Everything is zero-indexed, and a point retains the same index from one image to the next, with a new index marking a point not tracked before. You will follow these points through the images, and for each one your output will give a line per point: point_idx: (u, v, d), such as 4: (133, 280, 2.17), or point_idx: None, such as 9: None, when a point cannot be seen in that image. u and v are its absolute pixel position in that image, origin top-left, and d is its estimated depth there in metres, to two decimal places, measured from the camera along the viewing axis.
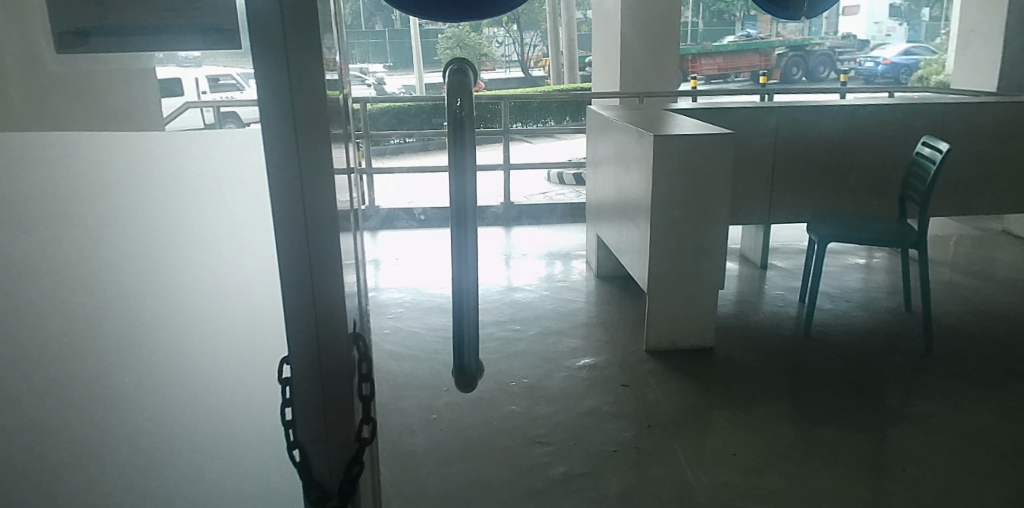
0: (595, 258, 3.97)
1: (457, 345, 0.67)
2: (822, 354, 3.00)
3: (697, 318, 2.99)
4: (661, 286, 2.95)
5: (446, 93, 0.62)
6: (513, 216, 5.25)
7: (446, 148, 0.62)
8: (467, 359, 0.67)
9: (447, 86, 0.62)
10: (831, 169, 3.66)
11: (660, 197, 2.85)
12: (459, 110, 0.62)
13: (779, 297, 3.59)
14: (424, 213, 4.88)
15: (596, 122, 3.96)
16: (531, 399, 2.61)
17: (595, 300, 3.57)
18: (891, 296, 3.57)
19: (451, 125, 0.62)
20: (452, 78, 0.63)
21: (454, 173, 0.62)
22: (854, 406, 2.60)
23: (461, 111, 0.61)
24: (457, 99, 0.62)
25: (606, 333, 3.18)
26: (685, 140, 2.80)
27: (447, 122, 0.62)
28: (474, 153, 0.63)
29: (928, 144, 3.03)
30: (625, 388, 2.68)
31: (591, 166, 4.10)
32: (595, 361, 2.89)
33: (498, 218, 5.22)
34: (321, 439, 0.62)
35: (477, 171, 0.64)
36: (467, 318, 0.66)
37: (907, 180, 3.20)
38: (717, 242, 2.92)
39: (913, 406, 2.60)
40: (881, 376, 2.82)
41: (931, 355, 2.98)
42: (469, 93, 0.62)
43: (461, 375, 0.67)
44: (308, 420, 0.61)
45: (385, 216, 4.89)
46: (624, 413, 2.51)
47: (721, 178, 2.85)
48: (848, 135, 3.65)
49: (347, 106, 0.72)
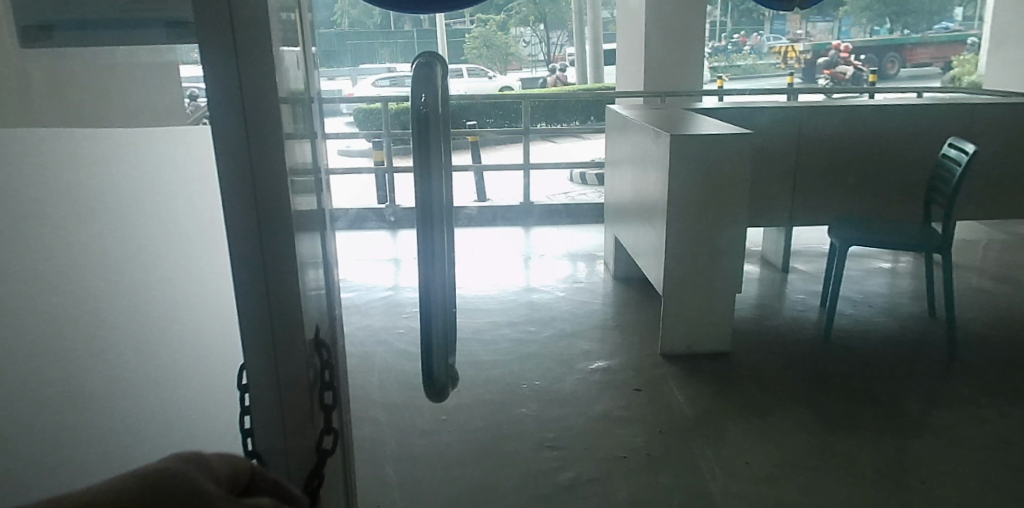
0: (612, 259, 3.92)
1: (425, 352, 0.64)
2: (843, 361, 2.93)
3: (714, 321, 2.93)
4: (677, 289, 2.89)
5: (411, 86, 0.60)
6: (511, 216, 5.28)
7: (411, 151, 0.60)
8: (435, 368, 0.65)
9: (413, 81, 0.60)
10: (856, 169, 3.57)
11: (677, 198, 2.79)
12: (423, 106, 0.60)
13: (800, 301, 3.51)
14: (394, 213, 4.84)
15: (616, 122, 3.91)
16: (542, 402, 2.58)
17: (611, 302, 3.53)
18: (916, 302, 3.47)
19: (414, 121, 0.60)
20: (419, 73, 0.61)
21: (420, 172, 0.61)
22: (873, 415, 2.52)
23: (425, 106, 0.59)
24: (422, 95, 0.60)
25: (621, 336, 3.13)
26: (705, 141, 2.74)
27: (412, 122, 0.60)
28: (437, 153, 0.61)
29: (954, 146, 2.93)
30: (638, 392, 2.63)
31: (609, 166, 4.05)
32: (608, 364, 2.84)
33: (470, 220, 5.18)
34: (281, 449, 0.60)
35: (444, 174, 0.63)
36: (436, 324, 0.63)
37: (933, 182, 3.09)
38: (737, 244, 2.85)
39: (938, 416, 2.52)
40: (903, 385, 2.73)
41: (958, 363, 2.88)
42: (436, 90, 0.60)
43: (428, 384, 0.65)
44: (268, 429, 0.59)
45: (354, 217, 4.89)
46: (636, 418, 2.46)
47: (741, 179, 2.78)
48: (875, 135, 3.56)
49: (312, 106, 0.70)
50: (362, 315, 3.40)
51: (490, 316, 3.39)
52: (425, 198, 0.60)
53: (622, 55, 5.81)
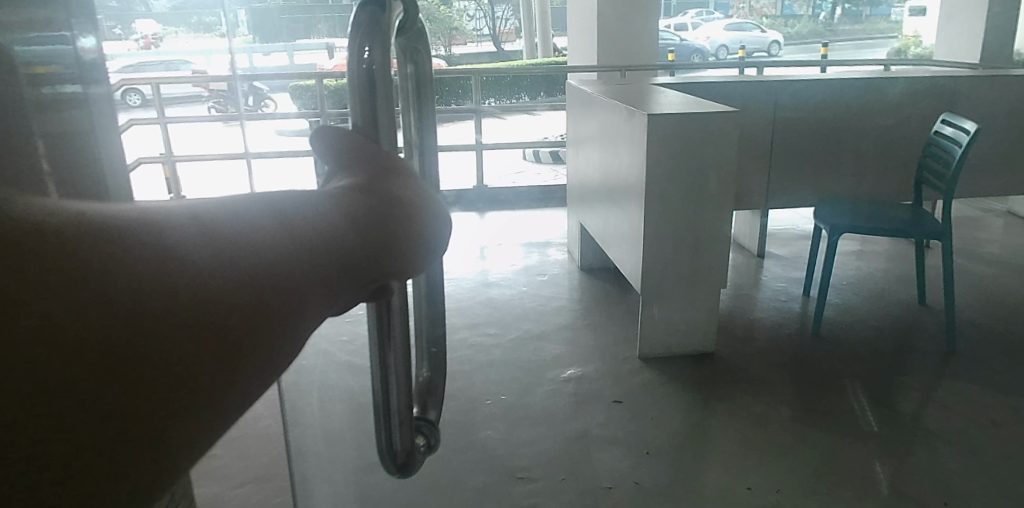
0: (578, 248, 3.61)
1: (383, 409, 0.69)
2: (831, 358, 2.72)
3: (695, 320, 2.67)
4: (656, 285, 2.61)
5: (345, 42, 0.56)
6: (463, 202, 4.90)
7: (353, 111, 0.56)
8: (396, 412, 0.69)
9: (354, 34, 0.55)
10: (837, 148, 3.34)
11: (654, 185, 2.49)
12: (372, 66, 0.56)
13: (780, 291, 3.28)
14: None
15: (578, 97, 3.58)
16: (511, 422, 2.25)
17: (581, 298, 3.22)
18: (900, 288, 3.28)
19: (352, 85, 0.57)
20: (363, 17, 0.56)
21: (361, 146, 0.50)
22: (868, 419, 2.31)
23: (374, 65, 0.56)
24: (367, 48, 0.56)
25: (595, 337, 2.82)
26: (686, 120, 2.43)
27: (359, 77, 0.56)
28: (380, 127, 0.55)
29: (951, 124, 2.78)
30: (620, 405, 2.33)
31: (572, 146, 3.73)
32: (582, 372, 2.54)
33: None
34: None
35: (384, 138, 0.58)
36: (390, 362, 0.67)
37: (929, 164, 2.96)
38: (721, 234, 2.57)
39: (934, 418, 2.32)
40: (894, 384, 2.53)
41: (955, 359, 2.70)
42: (382, 44, 0.57)
43: (392, 443, 0.70)
44: None
45: None
46: (618, 436, 2.17)
47: (725, 163, 2.49)
48: (854, 109, 3.32)
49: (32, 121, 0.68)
50: None
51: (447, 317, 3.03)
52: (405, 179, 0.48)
53: (572, 27, 5.50)
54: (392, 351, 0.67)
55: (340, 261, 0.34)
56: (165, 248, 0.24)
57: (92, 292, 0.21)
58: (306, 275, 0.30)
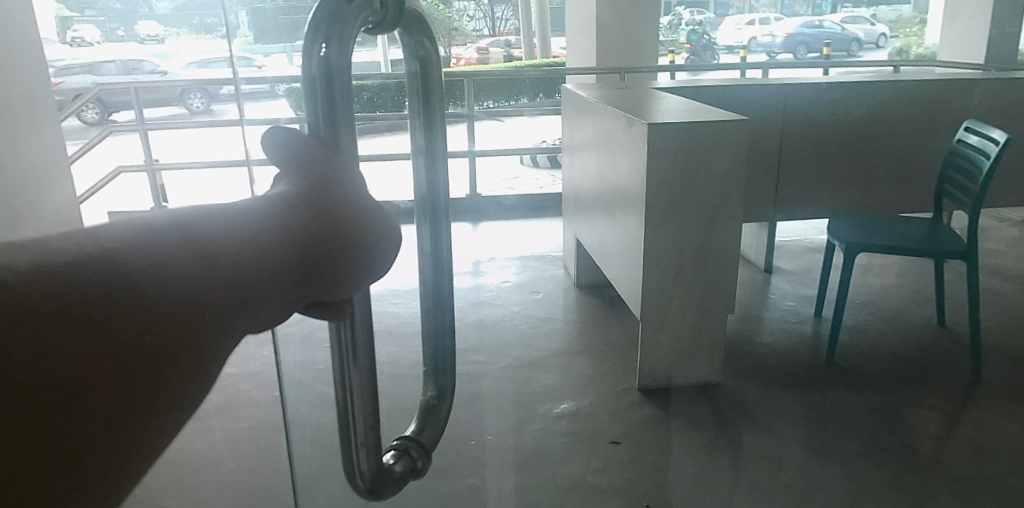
0: (574, 264, 3.40)
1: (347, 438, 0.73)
2: (845, 387, 2.52)
3: (700, 348, 2.46)
4: (657, 310, 2.40)
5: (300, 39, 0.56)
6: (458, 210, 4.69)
7: (312, 112, 0.58)
8: (357, 433, 0.73)
9: (307, 30, 0.56)
10: (849, 158, 3.14)
11: (655, 201, 2.28)
12: (326, 73, 0.57)
13: (789, 310, 3.07)
14: None
15: (573, 103, 3.37)
16: (496, 467, 2.06)
17: (576, 319, 3.01)
18: (917, 306, 3.07)
19: (302, 82, 0.58)
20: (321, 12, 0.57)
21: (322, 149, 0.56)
22: (886, 460, 2.11)
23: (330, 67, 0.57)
24: (320, 46, 0.56)
25: (591, 364, 2.62)
26: (688, 130, 2.22)
27: (316, 80, 0.57)
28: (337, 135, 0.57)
29: (976, 133, 2.58)
30: (617, 445, 2.14)
31: (567, 154, 3.52)
32: (576, 406, 2.34)
33: None
34: None
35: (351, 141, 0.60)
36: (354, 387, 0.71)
37: (951, 175, 2.77)
38: (728, 252, 2.36)
39: (963, 462, 2.10)
40: (915, 418, 2.32)
41: (980, 389, 2.49)
42: (339, 46, 0.57)
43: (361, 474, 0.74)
44: None
45: None
46: (614, 484, 1.97)
47: (732, 176, 2.27)
48: (869, 115, 3.10)
49: None
50: None
51: None
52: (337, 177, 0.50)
53: None
54: (353, 373, 0.71)
55: (281, 270, 0.42)
56: (117, 275, 0.33)
57: (50, 318, 0.29)
58: (236, 285, 0.39)
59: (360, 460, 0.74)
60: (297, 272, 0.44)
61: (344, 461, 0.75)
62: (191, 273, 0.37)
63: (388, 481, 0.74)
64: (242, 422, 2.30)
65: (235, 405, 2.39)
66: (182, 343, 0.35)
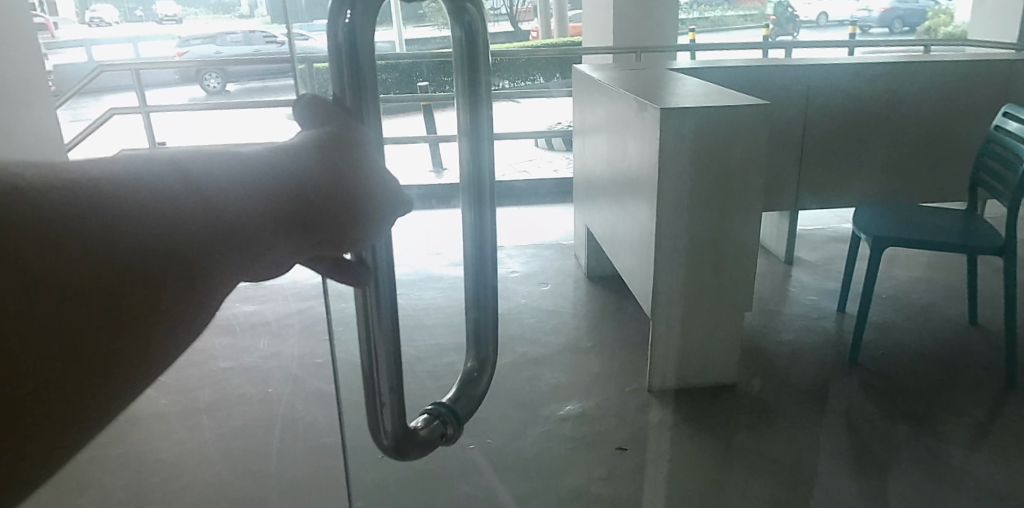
0: (585, 254, 3.27)
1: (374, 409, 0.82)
2: (869, 389, 2.38)
3: (715, 348, 2.33)
4: (670, 308, 2.26)
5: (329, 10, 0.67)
6: None
7: (346, 85, 0.69)
8: (383, 395, 0.82)
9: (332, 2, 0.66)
10: (878, 144, 2.96)
11: (668, 193, 2.13)
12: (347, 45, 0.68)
13: (810, 305, 2.92)
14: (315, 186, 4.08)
15: (585, 85, 3.21)
16: (496, 475, 1.96)
17: (586, 313, 2.88)
18: (947, 301, 2.90)
19: (330, 55, 0.69)
20: None
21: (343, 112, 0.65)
22: (913, 472, 1.98)
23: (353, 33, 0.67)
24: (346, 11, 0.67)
25: (600, 362, 2.50)
26: (705, 117, 2.06)
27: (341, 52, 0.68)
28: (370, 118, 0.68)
29: (1017, 119, 2.40)
30: (623, 453, 2.04)
31: (579, 138, 3.36)
32: (581, 409, 2.24)
33: None
34: None
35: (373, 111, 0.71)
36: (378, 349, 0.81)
37: (987, 163, 2.59)
38: (745, 245, 2.21)
39: (996, 476, 1.96)
40: (945, 425, 2.19)
41: (1015, 395, 2.34)
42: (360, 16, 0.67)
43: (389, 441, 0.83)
44: None
45: None
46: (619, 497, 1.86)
47: (752, 164, 2.12)
48: (901, 99, 2.92)
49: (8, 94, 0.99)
50: (275, 339, 2.71)
51: (435, 336, 2.71)
52: (348, 138, 0.58)
53: None
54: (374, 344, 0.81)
55: (276, 222, 0.49)
56: (131, 212, 0.40)
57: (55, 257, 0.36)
58: (237, 222, 0.46)
59: (386, 423, 0.82)
60: (301, 222, 0.51)
61: (370, 421, 0.84)
62: (198, 210, 0.44)
63: (411, 446, 0.82)
64: (234, 422, 2.21)
65: (229, 402, 2.32)
66: (180, 279, 0.42)
